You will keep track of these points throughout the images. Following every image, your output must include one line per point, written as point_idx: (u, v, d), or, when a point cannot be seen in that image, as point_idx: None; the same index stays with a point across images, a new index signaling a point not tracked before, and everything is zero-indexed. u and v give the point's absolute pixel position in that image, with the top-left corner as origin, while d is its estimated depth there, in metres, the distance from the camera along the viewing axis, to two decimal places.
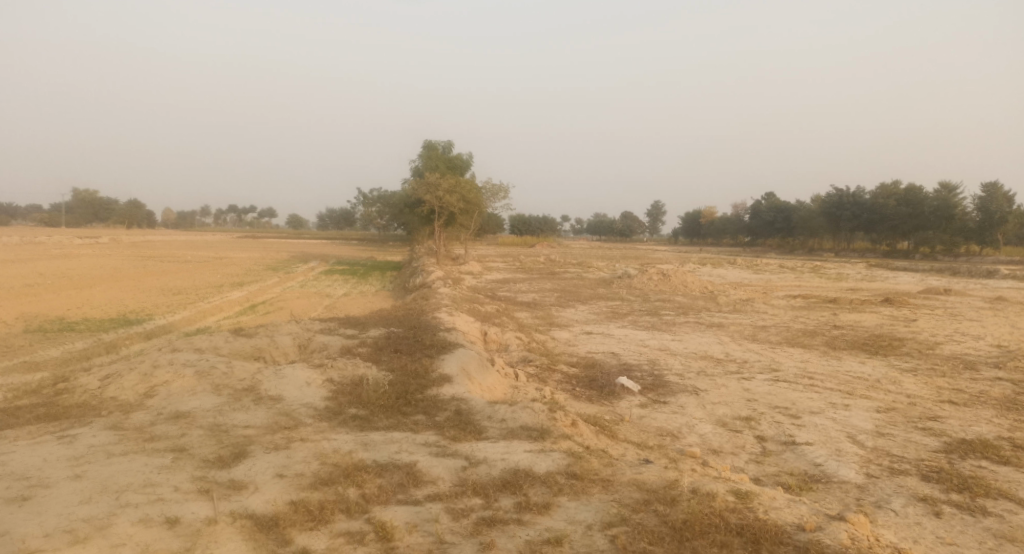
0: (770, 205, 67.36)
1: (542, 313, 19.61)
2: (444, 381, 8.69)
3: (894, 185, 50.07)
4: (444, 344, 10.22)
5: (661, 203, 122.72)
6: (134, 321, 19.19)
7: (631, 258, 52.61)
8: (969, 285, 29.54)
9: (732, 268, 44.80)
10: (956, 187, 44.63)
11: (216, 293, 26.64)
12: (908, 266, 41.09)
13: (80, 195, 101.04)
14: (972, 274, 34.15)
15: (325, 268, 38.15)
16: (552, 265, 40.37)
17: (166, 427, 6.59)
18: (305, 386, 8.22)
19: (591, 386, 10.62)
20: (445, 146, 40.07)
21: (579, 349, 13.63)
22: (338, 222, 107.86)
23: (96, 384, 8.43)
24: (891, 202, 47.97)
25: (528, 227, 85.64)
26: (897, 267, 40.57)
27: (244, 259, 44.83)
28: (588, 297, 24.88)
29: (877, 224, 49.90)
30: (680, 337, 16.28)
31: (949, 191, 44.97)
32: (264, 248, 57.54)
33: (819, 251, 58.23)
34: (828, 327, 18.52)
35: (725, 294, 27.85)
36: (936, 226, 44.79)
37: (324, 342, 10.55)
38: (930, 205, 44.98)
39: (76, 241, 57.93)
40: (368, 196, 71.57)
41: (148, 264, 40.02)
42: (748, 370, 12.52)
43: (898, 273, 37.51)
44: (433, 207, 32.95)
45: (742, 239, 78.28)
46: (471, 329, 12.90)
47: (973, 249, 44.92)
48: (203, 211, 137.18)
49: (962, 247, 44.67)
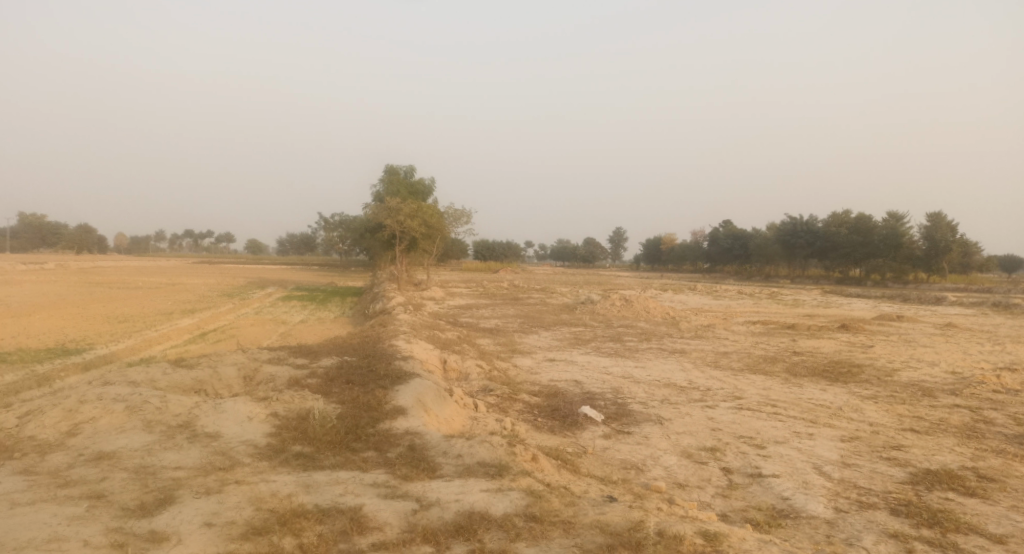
0: (727, 233, 68.56)
1: (503, 340, 19.21)
2: (398, 413, 8.19)
3: (846, 214, 51.36)
4: (399, 374, 9.72)
5: (622, 230, 123.97)
6: (73, 351, 18.16)
7: (593, 284, 52.70)
8: (920, 311, 30.19)
9: (693, 295, 45.19)
10: (904, 216, 45.89)
11: (165, 320, 25.56)
12: (860, 293, 41.96)
13: (28, 219, 97.46)
14: (922, 301, 35.00)
15: (283, 294, 37.18)
16: (515, 290, 40.11)
17: (84, 470, 5.98)
18: (246, 421, 7.64)
19: (553, 416, 10.23)
20: (406, 171, 39.65)
21: (541, 378, 13.25)
22: (298, 247, 106.19)
23: (13, 422, 7.73)
24: (843, 230, 49.14)
25: (491, 253, 85.47)
26: (851, 294, 41.40)
27: (198, 285, 43.39)
28: (551, 324, 24.59)
29: (830, 252, 51.10)
30: (643, 364, 16.04)
31: (898, 220, 46.28)
32: (221, 274, 56.06)
33: (775, 277, 59.32)
34: (788, 353, 18.54)
35: (686, 320, 27.87)
36: (885, 254, 45.76)
37: (271, 372, 9.96)
38: (879, 234, 46.07)
39: (20, 266, 55.56)
40: (329, 222, 70.61)
41: (95, 291, 38.45)
42: (712, 398, 12.29)
43: (852, 299, 38.26)
44: (394, 232, 32.42)
45: (702, 266, 79.39)
46: (429, 358, 12.43)
47: (920, 277, 46.07)
48: (158, 235, 133.57)
49: (911, 274, 45.83)
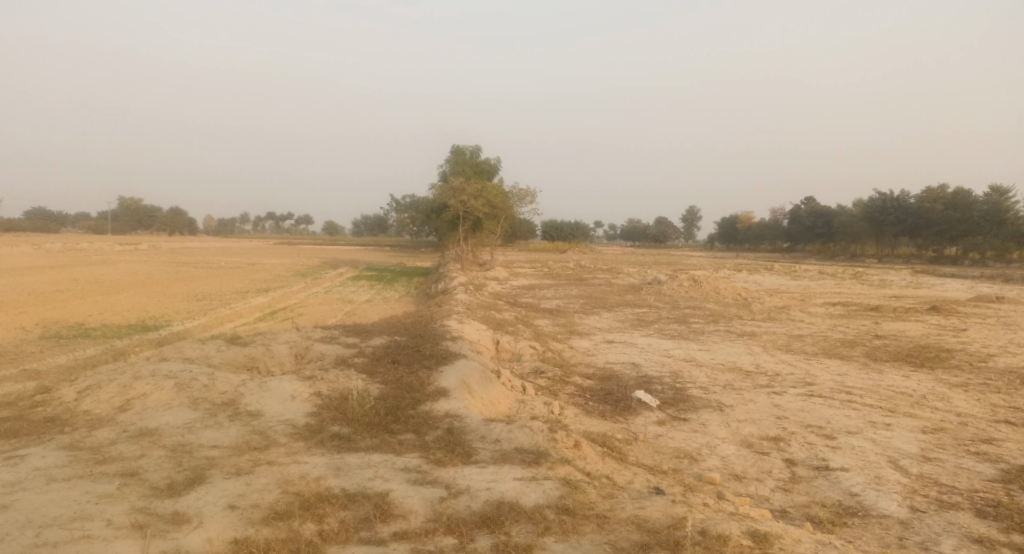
0: (810, 210, 65.28)
1: (563, 321, 18.80)
2: (440, 395, 8.00)
3: (941, 188, 47.93)
4: (445, 355, 9.54)
5: (697, 209, 120.19)
6: (151, 328, 18.98)
7: (664, 265, 51.36)
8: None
9: (769, 275, 43.30)
10: (1008, 190, 42.57)
11: (240, 299, 26.49)
12: (956, 272, 39.14)
13: (125, 203, 103.51)
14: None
15: (353, 274, 37.98)
16: (581, 271, 39.50)
17: (125, 446, 6.05)
18: (288, 400, 7.61)
19: (605, 400, 9.82)
20: (472, 151, 39.53)
21: (597, 360, 12.82)
22: (372, 228, 108.63)
23: (73, 396, 7.98)
24: (938, 206, 45.92)
25: (560, 233, 84.73)
26: (945, 274, 38.63)
27: (274, 265, 44.88)
28: (614, 304, 23.99)
29: (923, 229, 47.78)
30: (708, 347, 15.33)
31: (1001, 194, 42.91)
32: (297, 254, 57.89)
33: (861, 257, 56.12)
34: (869, 337, 17.34)
35: (760, 301, 26.64)
36: (986, 231, 42.82)
37: (321, 351, 9.97)
38: (980, 209, 43.05)
39: (116, 248, 59.02)
40: (401, 203, 71.63)
41: (179, 270, 40.37)
42: (779, 384, 11.54)
43: (945, 280, 35.66)
44: (458, 212, 32.42)
45: (781, 245, 76.06)
46: (481, 339, 12.21)
47: None
48: (242, 218, 139.52)
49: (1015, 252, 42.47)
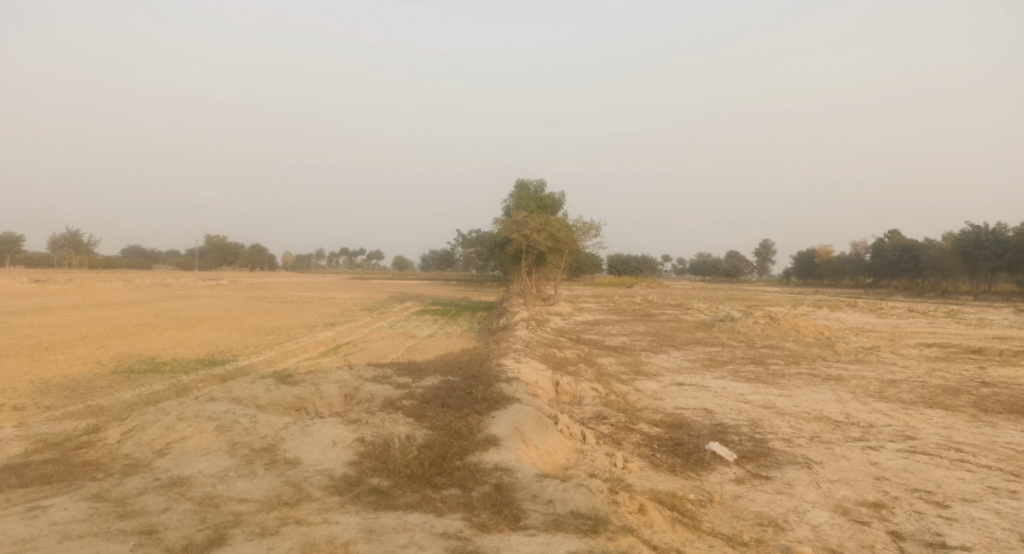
0: (895, 244, 61.69)
1: (629, 360, 17.84)
2: (490, 444, 7.33)
3: None
4: (499, 398, 8.87)
5: (771, 242, 115.96)
6: (217, 362, 19.14)
7: (737, 301, 49.28)
8: None
9: (852, 312, 40.79)
10: None
11: (306, 333, 26.76)
12: None
13: (211, 240, 108.68)
14: None
15: (418, 309, 38.02)
16: (649, 307, 38.24)
17: (151, 498, 5.66)
18: (329, 447, 7.09)
19: (675, 452, 8.89)
20: (537, 185, 39.20)
21: (665, 405, 11.87)
22: (440, 264, 109.88)
23: (117, 437, 7.75)
24: None
25: (627, 268, 83.21)
26: None
27: (344, 299, 45.59)
28: (685, 343, 22.78)
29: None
30: (790, 393, 14.06)
31: None
32: (367, 289, 58.82)
33: (954, 294, 52.39)
34: (973, 383, 15.62)
35: (844, 341, 24.81)
36: None
37: (370, 392, 9.49)
38: None
39: (199, 283, 61.57)
40: (467, 239, 72.13)
41: (254, 305, 41.43)
42: (874, 437, 10.28)
43: None
44: (521, 246, 32.03)
45: (863, 280, 72.05)
46: (539, 380, 11.49)
47: None
48: (317, 253, 144.24)
49: None
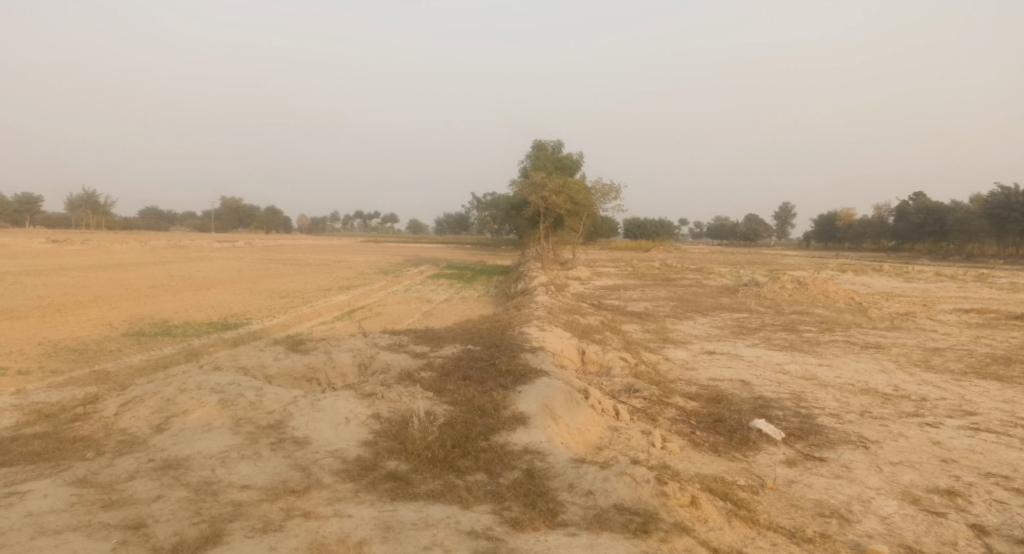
0: (919, 206, 59.79)
1: (655, 327, 17.10)
2: (518, 423, 6.64)
3: None
4: (525, 372, 8.16)
5: (790, 206, 113.44)
6: (230, 326, 18.62)
7: (759, 265, 48.09)
8: None
9: (878, 276, 39.67)
10: None
11: (321, 296, 26.23)
12: None
13: (228, 204, 108.34)
14: None
15: (434, 272, 37.42)
16: (668, 271, 37.36)
17: (142, 484, 5.04)
18: (342, 424, 6.43)
19: (716, 429, 8.17)
20: (554, 146, 38.04)
21: (700, 375, 11.14)
22: (454, 226, 108.87)
23: (113, 410, 7.13)
24: None
25: (644, 231, 81.79)
26: None
27: (359, 262, 44.97)
28: (710, 308, 21.97)
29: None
30: (829, 362, 13.28)
31: None
32: (382, 252, 58.15)
33: (980, 257, 50.98)
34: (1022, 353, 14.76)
35: (876, 306, 23.84)
36: None
37: (385, 362, 8.82)
38: None
39: (215, 245, 61.21)
40: (483, 201, 71.15)
41: (269, 267, 41.00)
42: (930, 412, 9.49)
43: None
44: (539, 208, 31.13)
45: (884, 244, 70.33)
46: (565, 350, 10.78)
47: None
48: (333, 217, 143.71)
49: None
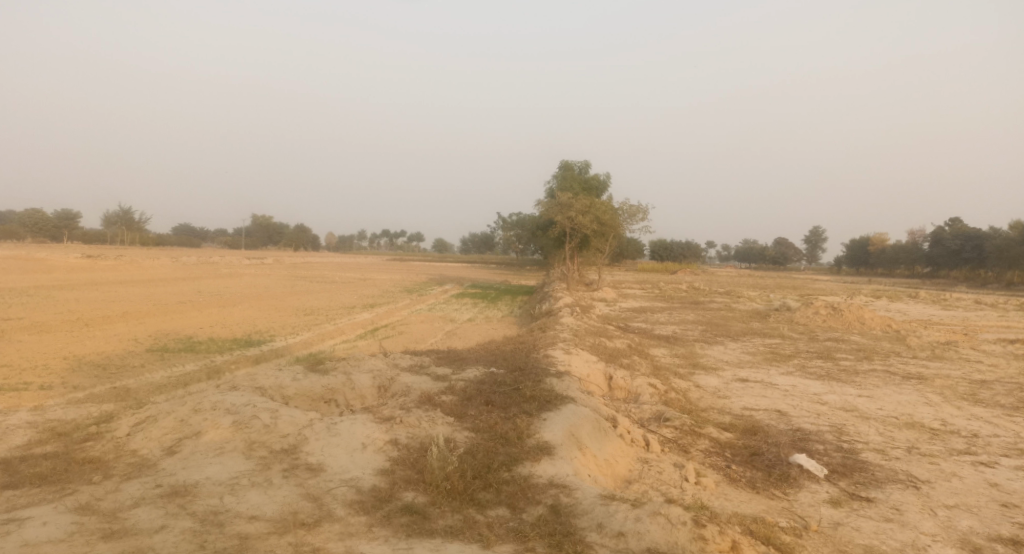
0: (955, 232, 58.27)
1: (684, 351, 16.60)
2: (543, 453, 6.26)
3: None
4: (551, 397, 7.78)
5: (821, 229, 111.57)
6: (254, 342, 18.52)
7: (789, 289, 47.12)
8: None
9: (914, 303, 38.54)
10: None
11: (345, 314, 26.12)
12: None
13: (258, 221, 109.90)
14: None
15: (458, 291, 37.25)
16: (696, 293, 36.70)
17: (146, 512, 4.78)
18: (357, 451, 6.13)
19: (753, 464, 7.70)
20: (581, 167, 37.77)
21: (733, 404, 10.65)
22: (480, 246, 109.03)
23: (126, 430, 6.91)
24: None
25: (671, 253, 80.93)
26: None
27: (384, 280, 44.95)
28: (740, 333, 21.37)
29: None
30: (870, 393, 12.67)
31: None
32: (407, 270, 58.25)
33: (1020, 285, 49.40)
34: None
35: (915, 334, 22.99)
36: None
37: (406, 384, 8.52)
38: None
39: (244, 261, 61.86)
40: (509, 221, 71.13)
41: (296, 284, 41.19)
42: (983, 450, 8.90)
43: None
44: (566, 229, 30.85)
45: (919, 270, 68.65)
46: (592, 375, 10.39)
47: None
48: (360, 234, 145.08)
49: None
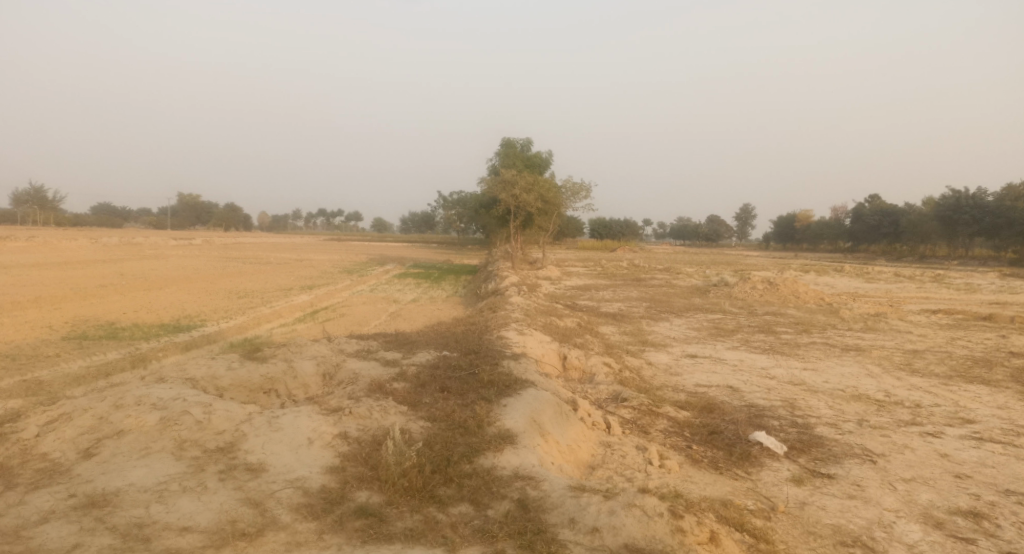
0: (875, 208, 60.84)
1: (632, 328, 16.56)
2: (505, 442, 5.90)
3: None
4: (509, 382, 7.41)
5: (751, 206, 114.75)
6: (183, 328, 17.42)
7: (723, 265, 48.20)
8: None
9: (840, 277, 40.05)
10: None
11: (281, 296, 25.06)
12: None
13: (184, 200, 104.76)
14: None
15: (399, 271, 36.40)
16: (637, 270, 37.05)
17: (58, 529, 4.18)
18: (303, 448, 5.60)
19: (714, 443, 7.57)
20: (523, 144, 37.36)
21: (686, 381, 10.57)
22: (419, 225, 107.49)
23: (35, 430, 6.15)
24: (1020, 205, 42.19)
25: (609, 231, 81.73)
26: None
27: (322, 261, 43.55)
28: (684, 309, 21.55)
29: (1002, 229, 43.78)
30: (814, 366, 12.88)
31: None
32: (345, 250, 56.61)
33: (932, 258, 52.11)
34: (1000, 356, 14.65)
35: (847, 307, 23.73)
36: None
37: (353, 371, 7.99)
38: None
39: (170, 242, 58.86)
40: (448, 200, 70.17)
41: (227, 266, 39.34)
42: (928, 421, 9.08)
43: None
44: (508, 206, 30.45)
45: (842, 245, 71.56)
46: (545, 357, 10.09)
47: None
48: (294, 214, 140.78)
49: None
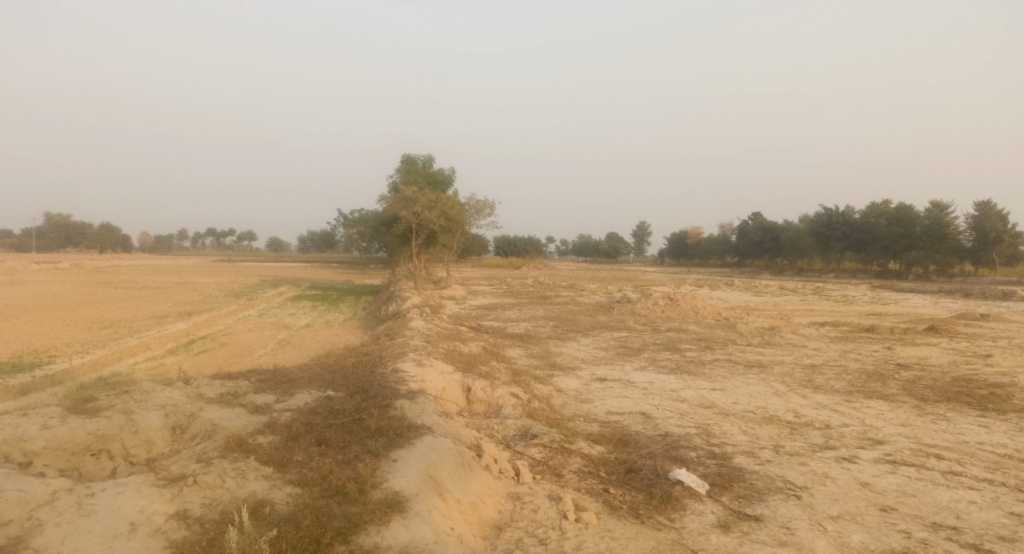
0: (757, 225, 64.13)
1: (540, 351, 15.80)
2: (392, 509, 4.85)
3: (885, 203, 47.35)
4: (401, 430, 6.33)
5: (646, 223, 118.90)
6: (26, 367, 14.99)
7: (623, 281, 48.90)
8: (998, 309, 26.63)
9: (731, 290, 41.43)
10: (948, 205, 41.99)
11: (154, 325, 22.59)
12: (912, 287, 38.18)
13: (53, 219, 95.63)
14: (986, 297, 31.36)
15: (295, 294, 34.19)
16: (541, 288, 36.70)
17: None
18: (121, 538, 4.30)
19: (632, 484, 6.80)
20: (424, 160, 36.25)
21: (598, 410, 9.84)
22: (319, 244, 103.57)
23: None
24: (882, 221, 45.21)
25: (513, 248, 81.76)
26: (902, 289, 37.52)
27: (208, 284, 40.27)
28: (590, 327, 21.12)
29: (868, 244, 46.99)
30: (723, 385, 12.56)
31: (942, 208, 42.33)
32: (235, 272, 52.91)
33: (809, 271, 55.28)
34: (890, 367, 15.02)
35: (743, 321, 24.18)
36: (927, 246, 42.34)
37: (212, 423, 6.65)
38: (922, 224, 42.52)
39: (34, 266, 53.11)
40: (348, 218, 67.66)
41: (97, 292, 35.60)
42: (842, 444, 8.77)
43: (907, 295, 34.45)
44: (409, 225, 29.23)
45: (730, 260, 74.96)
46: (445, 391, 9.07)
47: (966, 269, 42.31)
48: (181, 234, 132.26)
49: (957, 266, 42.20)
